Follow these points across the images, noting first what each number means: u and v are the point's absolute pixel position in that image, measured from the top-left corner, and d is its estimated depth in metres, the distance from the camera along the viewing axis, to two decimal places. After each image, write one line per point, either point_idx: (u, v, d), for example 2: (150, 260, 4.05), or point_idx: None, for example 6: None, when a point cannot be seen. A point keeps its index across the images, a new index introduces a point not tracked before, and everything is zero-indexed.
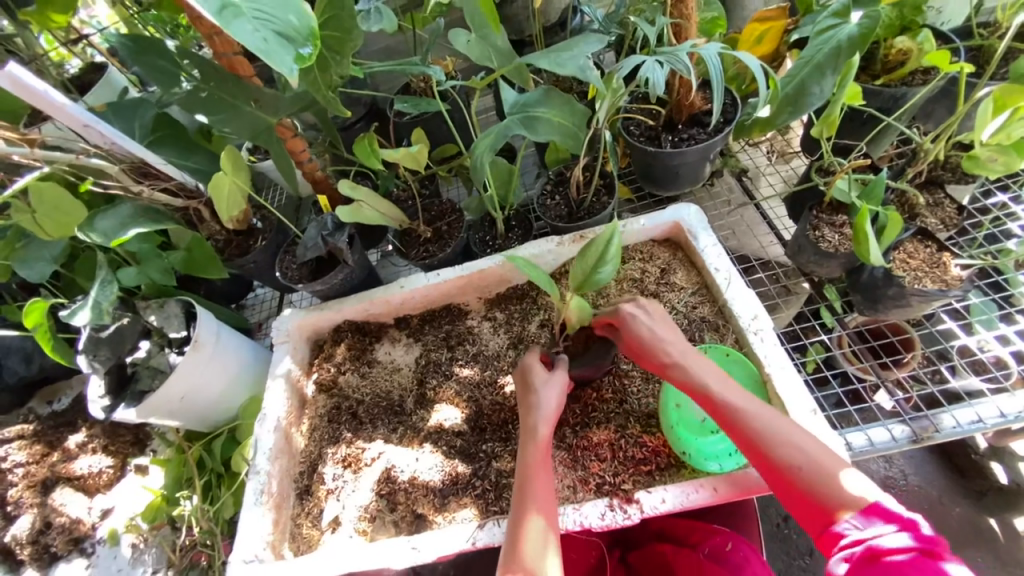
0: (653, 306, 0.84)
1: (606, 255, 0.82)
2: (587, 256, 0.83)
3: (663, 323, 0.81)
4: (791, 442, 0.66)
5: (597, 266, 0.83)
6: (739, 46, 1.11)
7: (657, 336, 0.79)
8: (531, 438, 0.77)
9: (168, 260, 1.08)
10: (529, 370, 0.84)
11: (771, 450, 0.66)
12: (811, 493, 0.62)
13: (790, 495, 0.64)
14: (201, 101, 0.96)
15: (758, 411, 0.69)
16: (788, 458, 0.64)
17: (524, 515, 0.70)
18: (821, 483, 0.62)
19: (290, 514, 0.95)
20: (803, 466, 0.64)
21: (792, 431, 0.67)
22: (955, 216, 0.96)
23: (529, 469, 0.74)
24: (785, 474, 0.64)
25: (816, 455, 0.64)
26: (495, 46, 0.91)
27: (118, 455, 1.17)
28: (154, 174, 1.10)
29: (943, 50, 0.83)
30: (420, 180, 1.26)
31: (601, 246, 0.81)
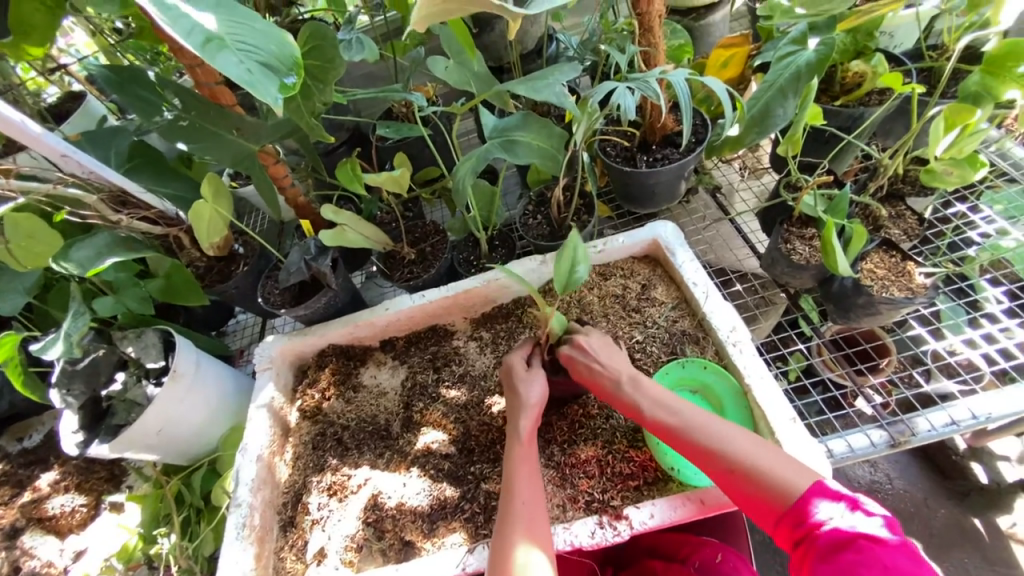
0: (593, 335, 0.87)
1: (577, 259, 0.84)
2: (560, 266, 0.85)
3: (606, 350, 0.84)
4: (737, 449, 0.68)
5: (571, 272, 0.85)
6: (706, 71, 1.16)
7: (598, 366, 0.81)
8: (518, 439, 0.78)
9: (146, 288, 1.07)
10: (512, 367, 0.86)
11: (718, 462, 0.68)
12: (764, 497, 0.64)
13: (746, 501, 0.66)
14: (183, 129, 0.96)
15: (703, 424, 0.71)
16: (738, 464, 0.67)
17: (505, 521, 0.71)
18: (772, 485, 0.64)
19: (273, 548, 0.92)
20: (749, 473, 0.66)
21: (740, 438, 0.69)
22: (916, 226, 1.00)
23: (510, 475, 0.75)
24: (744, 482, 0.66)
25: (764, 459, 0.66)
26: (474, 73, 0.93)
27: (92, 493, 1.13)
28: (134, 204, 1.09)
29: (895, 73, 0.89)
30: (403, 203, 1.27)
31: (569, 253, 0.84)
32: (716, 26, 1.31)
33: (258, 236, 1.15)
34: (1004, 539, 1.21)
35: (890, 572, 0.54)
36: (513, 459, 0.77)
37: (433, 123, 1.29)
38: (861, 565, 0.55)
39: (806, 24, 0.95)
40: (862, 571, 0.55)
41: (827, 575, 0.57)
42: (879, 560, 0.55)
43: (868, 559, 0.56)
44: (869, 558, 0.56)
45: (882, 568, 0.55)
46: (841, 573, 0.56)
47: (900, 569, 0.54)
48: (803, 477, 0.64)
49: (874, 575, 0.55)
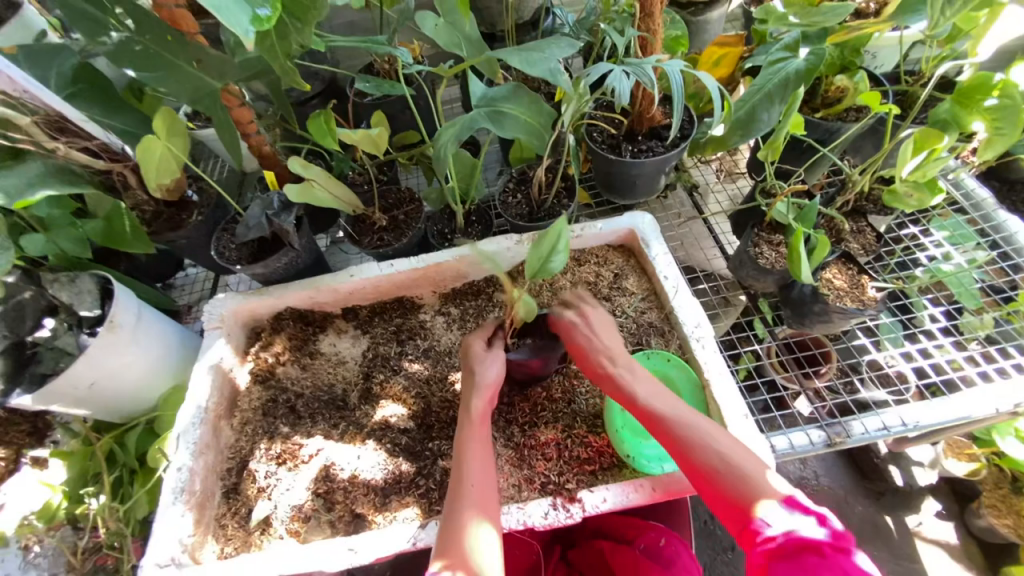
0: (596, 311, 0.87)
1: (557, 247, 0.82)
2: (539, 248, 0.82)
3: (605, 329, 0.84)
4: (717, 445, 0.70)
5: (548, 258, 0.83)
6: (698, 67, 1.16)
7: (596, 341, 0.82)
8: (469, 418, 0.77)
9: (84, 229, 0.98)
10: (469, 349, 0.85)
11: (696, 453, 0.69)
12: (734, 493, 0.65)
13: (714, 496, 0.67)
14: (138, 54, 0.86)
15: (689, 416, 0.73)
16: (716, 458, 0.69)
17: (456, 492, 0.70)
18: (741, 481, 0.66)
19: (214, 514, 0.88)
20: (724, 468, 0.68)
21: (717, 434, 0.71)
22: (873, 242, 1.06)
23: (466, 448, 0.74)
24: (712, 473, 0.68)
25: (741, 458, 0.69)
26: (466, 37, 0.89)
27: (11, 446, 1.04)
28: (74, 131, 0.97)
29: (874, 92, 0.91)
30: (379, 166, 1.21)
31: (552, 239, 0.81)
32: (711, 23, 1.30)
33: (216, 184, 1.06)
34: (908, 533, 1.35)
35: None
36: (471, 435, 0.76)
37: (417, 85, 1.23)
38: (822, 567, 0.56)
39: (799, 31, 0.96)
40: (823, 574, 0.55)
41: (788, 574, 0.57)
42: (840, 566, 0.56)
43: (829, 563, 0.56)
44: (830, 562, 0.56)
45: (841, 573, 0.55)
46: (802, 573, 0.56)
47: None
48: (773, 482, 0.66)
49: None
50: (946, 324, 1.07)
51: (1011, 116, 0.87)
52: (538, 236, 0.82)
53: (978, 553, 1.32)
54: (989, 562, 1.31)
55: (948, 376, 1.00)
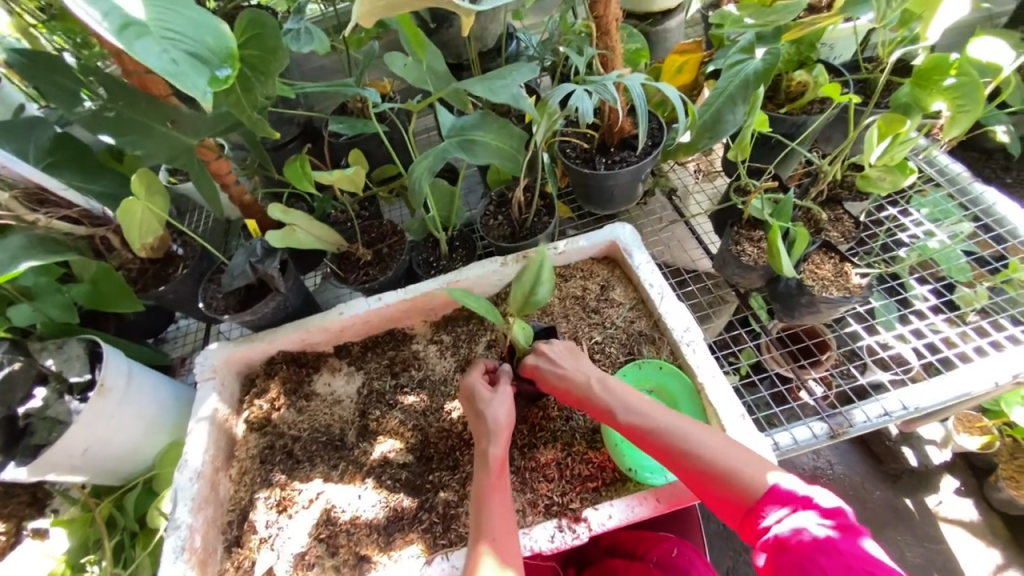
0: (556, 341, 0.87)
1: (541, 277, 0.85)
2: (523, 281, 0.85)
3: (569, 358, 0.84)
4: (710, 449, 0.69)
5: (534, 288, 0.86)
6: (662, 76, 1.18)
7: (563, 372, 0.82)
8: (487, 465, 0.76)
9: (70, 294, 0.98)
10: (473, 390, 0.83)
11: (691, 464, 0.69)
12: (732, 494, 0.66)
13: (716, 501, 0.68)
14: (110, 121, 0.88)
15: (675, 424, 0.73)
16: (709, 463, 0.68)
17: (477, 548, 0.69)
18: (738, 483, 0.66)
19: (216, 571, 0.86)
20: (719, 471, 0.68)
21: (707, 439, 0.71)
22: (852, 229, 1.06)
23: (482, 495, 0.74)
24: (709, 480, 0.68)
25: (735, 456, 0.69)
26: (432, 71, 0.91)
27: (11, 519, 1.03)
28: (54, 201, 0.99)
29: (834, 83, 0.93)
30: (360, 201, 1.23)
31: (535, 268, 0.85)
32: (671, 32, 1.34)
33: (198, 237, 1.07)
34: (930, 516, 1.32)
35: (847, 561, 0.57)
36: (489, 485, 0.74)
37: (390, 120, 1.25)
38: (817, 553, 0.58)
39: (753, 33, 0.99)
40: (818, 559, 0.58)
41: (786, 564, 0.59)
42: (835, 549, 0.58)
43: (825, 548, 0.58)
44: (825, 546, 0.58)
45: (835, 555, 0.57)
46: (800, 562, 0.59)
47: (855, 557, 0.57)
48: (765, 471, 0.67)
49: (829, 561, 0.57)
50: (937, 301, 1.07)
51: (971, 92, 0.88)
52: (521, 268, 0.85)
53: (1004, 529, 1.29)
54: (1017, 538, 1.28)
55: (946, 355, 1.00)
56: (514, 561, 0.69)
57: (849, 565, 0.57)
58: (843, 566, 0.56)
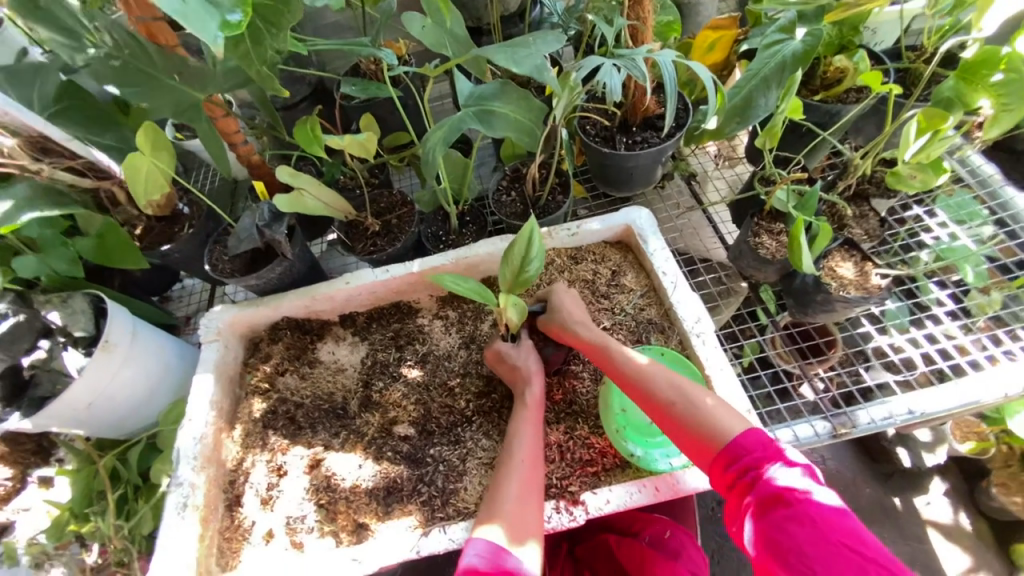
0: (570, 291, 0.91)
1: (529, 251, 0.81)
2: (511, 258, 0.81)
3: (578, 306, 0.88)
4: (698, 403, 0.72)
5: (523, 264, 0.82)
6: (692, 53, 1.12)
7: (571, 321, 0.85)
8: (525, 403, 0.83)
9: (75, 248, 0.96)
10: (500, 350, 0.89)
11: (673, 414, 0.72)
12: (711, 447, 0.68)
13: (696, 454, 0.70)
14: (115, 69, 0.84)
15: (666, 376, 0.76)
16: (695, 413, 0.71)
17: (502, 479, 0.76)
18: (719, 436, 0.68)
19: (218, 528, 0.88)
20: (704, 423, 0.69)
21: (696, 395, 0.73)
22: (876, 227, 1.03)
23: (520, 424, 0.81)
24: (690, 431, 0.70)
25: (719, 411, 0.70)
26: (451, 33, 0.85)
27: (18, 466, 1.06)
28: (55, 149, 0.95)
29: (875, 72, 0.88)
30: (370, 168, 1.19)
31: (524, 244, 0.80)
32: (705, 6, 1.26)
33: (205, 197, 1.04)
34: (918, 515, 1.34)
35: (817, 527, 0.58)
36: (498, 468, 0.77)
37: (404, 85, 1.21)
38: (788, 518, 0.59)
39: (796, 11, 0.92)
40: (788, 523, 0.59)
41: (759, 530, 0.61)
42: (806, 513, 0.59)
43: (799, 516, 0.59)
44: (799, 514, 0.59)
45: (809, 523, 0.58)
46: (771, 525, 0.60)
47: (827, 524, 0.58)
48: (748, 429, 0.68)
49: (799, 527, 0.58)
50: (953, 307, 1.05)
51: (1017, 91, 0.83)
52: (509, 243, 0.80)
53: (988, 532, 1.31)
54: (1000, 542, 1.30)
55: (958, 362, 0.98)
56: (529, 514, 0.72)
57: (823, 535, 0.57)
58: (812, 532, 0.58)
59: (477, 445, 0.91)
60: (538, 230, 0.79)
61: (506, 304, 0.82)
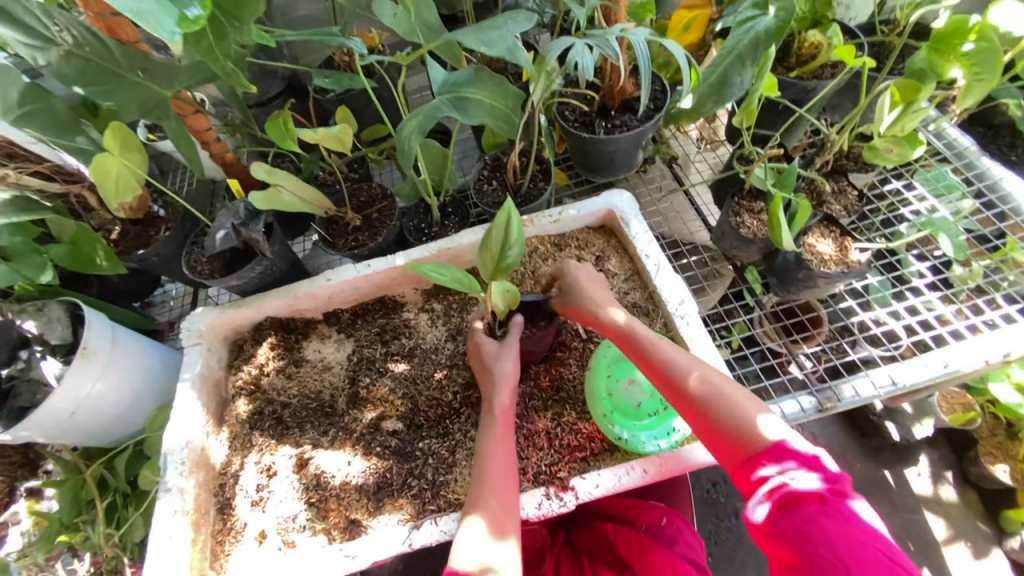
0: (591, 275, 0.89)
1: (508, 237, 0.77)
2: (490, 245, 0.78)
3: (600, 291, 0.86)
4: (724, 394, 0.70)
5: (503, 252, 0.79)
6: (668, 33, 1.11)
7: (594, 304, 0.83)
8: (494, 414, 0.80)
9: (48, 255, 0.94)
10: (479, 345, 0.86)
11: (698, 401, 0.70)
12: (737, 440, 0.66)
13: (720, 446, 0.68)
14: (77, 68, 0.82)
15: (691, 365, 0.74)
16: (722, 403, 0.69)
17: (477, 495, 0.72)
18: (747, 430, 0.66)
19: (210, 531, 0.87)
20: (730, 415, 0.68)
21: (723, 385, 0.71)
22: (856, 202, 1.04)
23: (492, 441, 0.77)
24: (717, 421, 0.68)
25: (748, 406, 0.69)
26: (423, 21, 0.84)
27: (4, 479, 1.04)
28: (21, 155, 1.00)
29: (849, 46, 0.87)
30: (348, 163, 1.18)
31: (501, 231, 0.77)
32: None
33: (180, 198, 1.02)
34: (907, 485, 1.37)
35: (848, 526, 0.57)
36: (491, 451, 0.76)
37: (379, 76, 1.19)
38: (821, 515, 0.58)
39: None
40: (820, 521, 0.58)
41: (787, 523, 0.59)
42: (837, 512, 0.58)
43: (831, 512, 0.58)
44: (831, 512, 0.58)
45: (841, 520, 0.57)
46: (801, 521, 0.58)
47: (857, 524, 0.57)
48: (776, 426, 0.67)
49: (830, 525, 0.57)
50: (933, 278, 1.06)
51: (989, 59, 0.84)
52: (486, 231, 0.77)
53: (975, 499, 1.34)
54: (987, 507, 1.33)
55: (939, 332, 0.99)
56: (512, 523, 0.71)
57: (855, 535, 0.56)
58: (843, 531, 0.57)
59: (467, 436, 0.91)
60: (515, 216, 0.75)
61: (491, 292, 0.82)
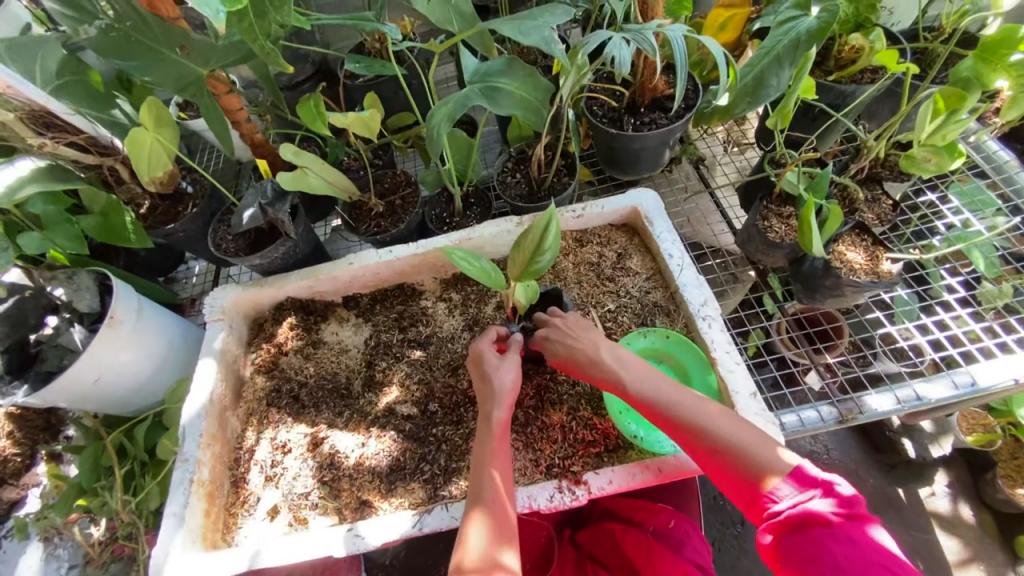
0: (568, 317, 0.83)
1: (542, 242, 0.78)
2: (523, 247, 0.79)
3: (580, 329, 0.81)
4: (719, 429, 0.67)
5: (534, 256, 0.80)
6: (703, 32, 1.10)
7: (574, 345, 0.78)
8: (490, 429, 0.74)
9: (79, 225, 0.96)
10: (481, 356, 0.81)
11: (692, 432, 0.68)
12: (740, 476, 0.63)
13: (725, 482, 0.65)
14: (115, 42, 0.84)
15: (684, 401, 0.70)
16: (717, 440, 0.66)
17: (471, 513, 0.68)
18: (751, 466, 0.63)
19: (222, 504, 0.89)
20: (730, 451, 0.65)
21: (719, 419, 0.68)
22: (889, 212, 1.02)
23: (487, 456, 0.72)
24: (717, 459, 0.65)
25: (743, 436, 0.66)
26: (457, 9, 0.83)
27: (27, 442, 1.07)
28: (59, 125, 0.97)
29: (891, 50, 0.85)
30: (374, 150, 1.18)
31: (537, 235, 0.77)
32: None
33: (209, 176, 1.04)
34: (921, 506, 1.34)
35: (859, 553, 0.53)
36: (491, 448, 0.73)
37: (409, 64, 1.19)
38: (828, 540, 0.55)
39: None
40: (828, 546, 0.54)
41: (794, 547, 0.56)
42: (848, 536, 0.54)
43: (840, 534, 0.55)
44: (838, 534, 0.55)
45: (849, 544, 0.54)
46: (809, 546, 0.55)
47: (867, 547, 0.54)
48: (782, 456, 0.63)
49: (840, 550, 0.54)
50: (965, 294, 1.03)
51: None
52: (521, 234, 0.78)
53: (992, 524, 1.31)
54: (1004, 533, 1.30)
55: (968, 349, 0.97)
56: (510, 534, 0.67)
57: (863, 556, 0.53)
58: (852, 556, 0.53)
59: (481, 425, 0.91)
60: (556, 223, 0.76)
61: (515, 290, 0.84)
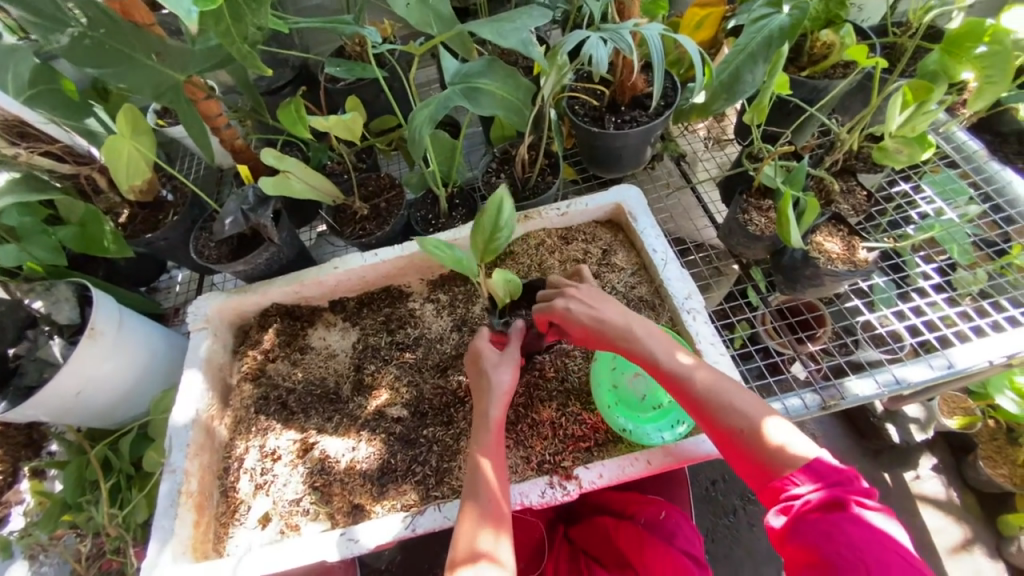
0: (588, 289, 0.82)
1: (498, 218, 0.81)
2: (483, 227, 0.81)
3: (603, 303, 0.80)
4: (740, 412, 0.68)
5: (494, 235, 0.82)
6: (680, 31, 1.12)
7: (598, 319, 0.78)
8: (487, 427, 0.74)
9: (56, 236, 0.94)
10: (479, 352, 0.81)
11: (713, 412, 0.69)
12: (760, 460, 0.64)
13: (742, 464, 0.66)
14: (88, 49, 0.80)
15: (708, 383, 0.71)
16: (739, 422, 0.67)
17: (465, 506, 0.69)
18: (771, 450, 0.64)
19: (213, 514, 0.88)
20: (751, 434, 0.66)
21: (741, 401, 0.69)
22: (864, 202, 1.04)
23: (482, 450, 0.73)
24: (737, 441, 0.66)
25: (765, 421, 0.67)
26: (435, 10, 0.83)
27: (8, 459, 1.05)
28: (34, 135, 0.97)
29: (861, 46, 0.87)
30: (357, 153, 1.18)
31: (492, 211, 0.80)
32: None
33: (190, 183, 1.02)
34: (907, 489, 1.37)
35: (873, 538, 0.54)
36: (488, 446, 0.73)
37: (390, 67, 1.19)
38: (844, 521, 0.55)
39: None
40: (843, 527, 0.55)
41: (807, 526, 0.57)
42: (862, 521, 0.55)
43: (851, 518, 0.56)
44: (853, 517, 0.56)
45: (865, 528, 0.55)
46: (823, 526, 0.56)
47: (880, 532, 0.55)
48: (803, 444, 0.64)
49: (854, 531, 0.55)
50: (939, 280, 1.06)
51: (1001, 61, 0.84)
52: (477, 215, 0.81)
53: (975, 504, 1.34)
54: (986, 512, 1.33)
55: (943, 333, 0.99)
56: (504, 523, 0.68)
57: (878, 541, 0.54)
58: (865, 538, 0.54)
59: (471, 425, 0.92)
60: (508, 195, 0.80)
61: (493, 278, 0.82)
